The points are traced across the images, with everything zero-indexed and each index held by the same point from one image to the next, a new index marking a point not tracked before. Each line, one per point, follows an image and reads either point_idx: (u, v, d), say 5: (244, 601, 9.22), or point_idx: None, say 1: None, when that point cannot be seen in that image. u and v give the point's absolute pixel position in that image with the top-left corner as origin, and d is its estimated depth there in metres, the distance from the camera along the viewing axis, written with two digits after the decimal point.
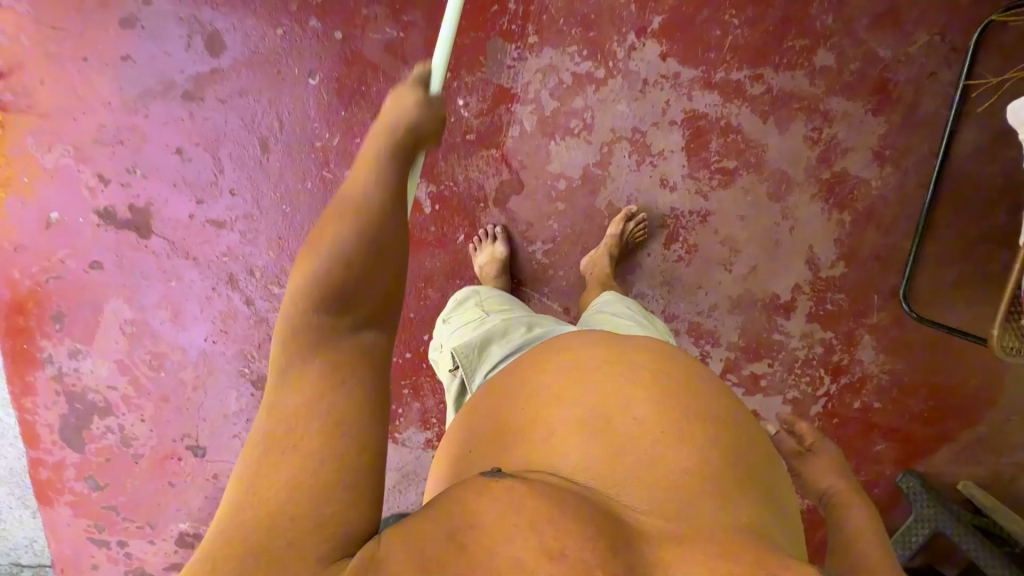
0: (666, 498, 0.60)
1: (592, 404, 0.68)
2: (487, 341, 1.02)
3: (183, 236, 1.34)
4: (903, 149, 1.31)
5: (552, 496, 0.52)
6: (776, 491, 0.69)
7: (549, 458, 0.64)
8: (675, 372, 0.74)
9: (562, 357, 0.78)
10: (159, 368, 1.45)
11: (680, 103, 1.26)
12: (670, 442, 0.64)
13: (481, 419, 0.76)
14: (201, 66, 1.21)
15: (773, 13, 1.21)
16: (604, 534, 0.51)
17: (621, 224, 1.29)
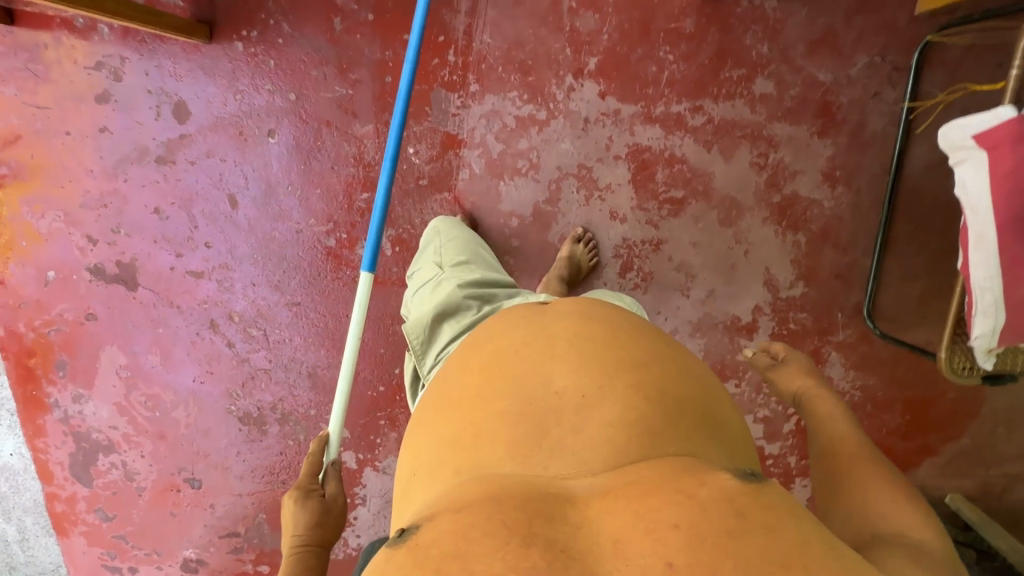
0: (598, 462, 0.54)
1: (506, 386, 0.62)
2: (436, 324, 1.03)
3: (166, 286, 1.44)
4: (853, 168, 1.32)
5: (456, 522, 0.45)
6: (723, 424, 0.64)
7: (470, 461, 0.57)
8: (584, 322, 0.68)
9: (474, 348, 0.71)
10: (154, 408, 1.56)
11: (622, 138, 1.29)
12: (592, 403, 0.59)
13: (412, 436, 0.69)
14: (170, 133, 1.30)
15: (708, 46, 1.23)
16: (519, 528, 0.44)
17: (570, 246, 1.32)
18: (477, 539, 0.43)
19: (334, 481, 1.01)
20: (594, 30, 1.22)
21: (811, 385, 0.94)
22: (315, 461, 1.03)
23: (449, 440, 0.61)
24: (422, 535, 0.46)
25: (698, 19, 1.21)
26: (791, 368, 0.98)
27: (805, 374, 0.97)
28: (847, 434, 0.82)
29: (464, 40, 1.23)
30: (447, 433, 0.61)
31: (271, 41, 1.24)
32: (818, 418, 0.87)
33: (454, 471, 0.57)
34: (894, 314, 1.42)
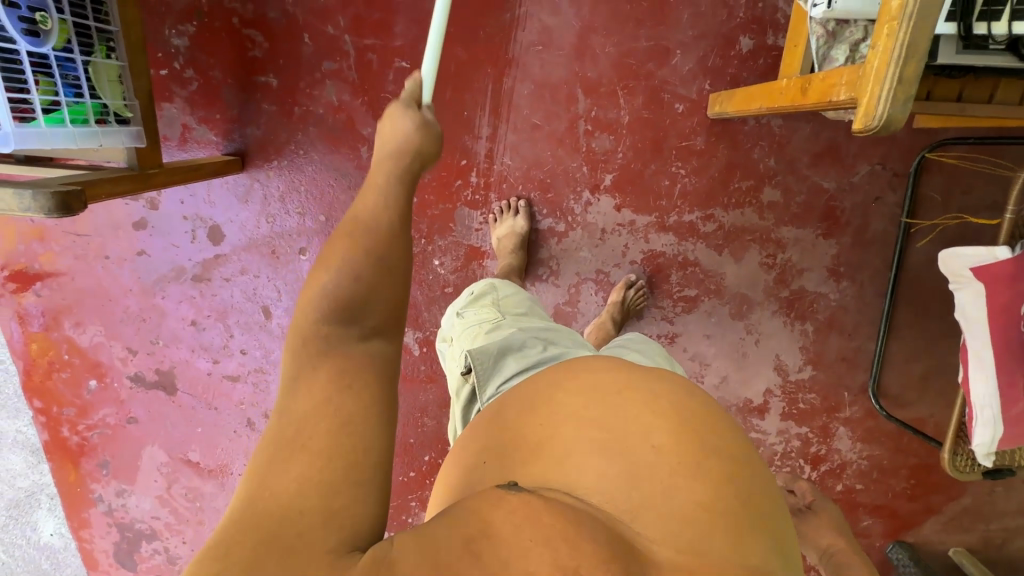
0: (680, 532, 0.55)
1: (606, 425, 0.63)
2: (502, 355, 0.97)
3: (204, 389, 1.50)
4: (856, 264, 1.38)
5: (562, 517, 0.52)
6: (792, 518, 0.65)
7: (554, 477, 0.60)
8: (692, 398, 0.68)
9: (573, 373, 0.73)
10: (195, 498, 1.62)
11: (638, 246, 1.35)
12: (687, 474, 0.59)
13: (485, 429, 0.71)
14: (205, 253, 1.36)
15: (718, 161, 1.29)
16: (615, 553, 0.51)
17: (621, 292, 1.34)
18: (579, 542, 0.50)
19: (424, 138, 0.74)
20: (609, 150, 1.27)
21: (844, 546, 0.91)
22: (409, 108, 0.74)
23: (537, 444, 0.63)
24: (531, 505, 0.52)
25: (708, 137, 1.27)
26: (820, 523, 0.95)
27: (836, 532, 0.93)
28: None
29: (485, 162, 1.28)
30: (535, 443, 0.64)
31: (300, 167, 1.29)
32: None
33: (535, 478, 0.60)
34: (899, 393, 1.49)
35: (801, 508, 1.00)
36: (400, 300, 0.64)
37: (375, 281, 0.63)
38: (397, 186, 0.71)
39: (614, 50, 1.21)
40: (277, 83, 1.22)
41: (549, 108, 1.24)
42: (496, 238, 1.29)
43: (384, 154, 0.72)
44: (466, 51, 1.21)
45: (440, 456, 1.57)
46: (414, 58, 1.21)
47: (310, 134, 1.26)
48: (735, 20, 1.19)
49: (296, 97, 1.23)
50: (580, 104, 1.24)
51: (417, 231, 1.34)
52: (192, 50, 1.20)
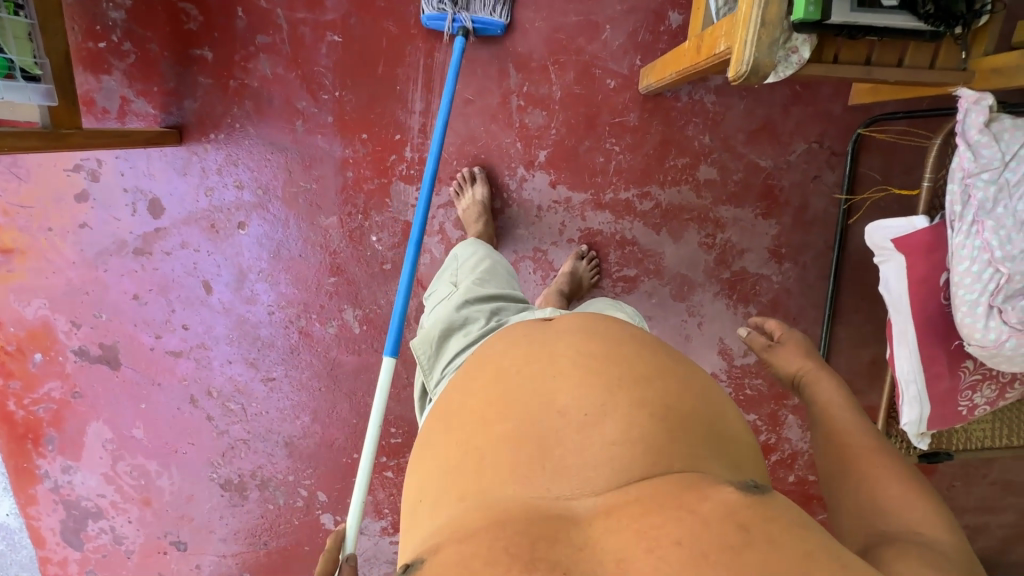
0: (606, 479, 0.51)
1: (505, 409, 0.57)
2: (444, 339, 0.97)
3: (148, 364, 1.50)
4: (799, 245, 1.36)
5: (460, 556, 0.44)
6: (733, 434, 0.60)
7: (473, 484, 0.52)
8: (583, 339, 0.63)
9: (477, 366, 0.66)
10: (140, 477, 1.61)
11: (575, 224, 1.34)
12: (595, 422, 0.54)
13: (414, 454, 0.65)
14: (146, 227, 1.38)
15: (652, 137, 1.28)
16: (520, 553, 0.43)
17: (574, 261, 1.32)
18: (480, 570, 0.42)
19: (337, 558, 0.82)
20: (542, 125, 1.27)
21: (813, 366, 0.84)
22: (315, 552, 0.82)
23: (452, 462, 0.56)
24: (429, 569, 0.44)
25: (642, 113, 1.27)
26: (789, 347, 0.89)
27: (805, 356, 0.87)
28: (852, 420, 0.73)
29: (419, 136, 1.29)
30: (446, 451, 0.58)
31: (236, 140, 1.30)
32: (821, 404, 0.77)
33: (455, 497, 0.53)
34: (848, 379, 1.46)
35: (769, 345, 0.93)
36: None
37: None
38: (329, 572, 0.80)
39: (544, 24, 1.22)
40: (212, 57, 1.25)
41: (480, 83, 1.25)
42: (461, 210, 1.29)
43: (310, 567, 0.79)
44: (397, 26, 1.23)
45: (382, 438, 1.56)
46: (347, 33, 1.23)
47: (245, 108, 1.28)
48: None
49: (232, 71, 1.25)
50: (511, 79, 1.25)
51: (353, 206, 1.35)
52: (129, 24, 1.22)
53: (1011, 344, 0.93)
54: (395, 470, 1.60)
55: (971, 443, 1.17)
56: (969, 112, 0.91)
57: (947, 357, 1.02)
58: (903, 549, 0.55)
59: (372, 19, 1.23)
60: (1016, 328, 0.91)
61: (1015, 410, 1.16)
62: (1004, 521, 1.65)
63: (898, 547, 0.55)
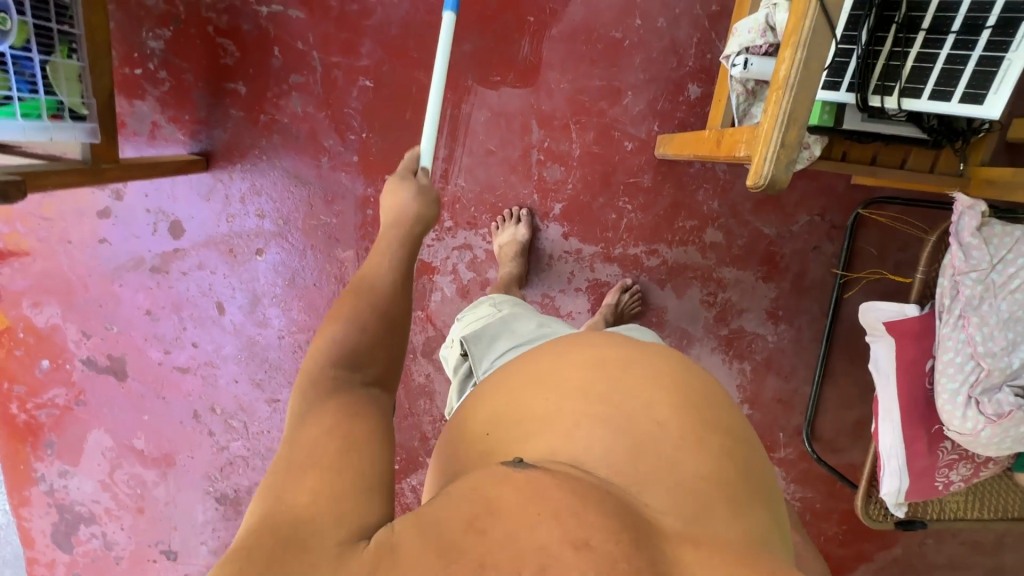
0: (684, 502, 0.55)
1: (610, 395, 0.62)
2: (497, 336, 0.99)
3: (154, 377, 1.53)
4: (795, 309, 1.42)
5: (573, 490, 0.51)
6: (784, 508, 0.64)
7: (565, 452, 0.58)
8: (686, 375, 0.67)
9: (576, 347, 0.71)
10: (136, 486, 1.64)
11: (583, 274, 1.39)
12: (690, 450, 0.58)
13: (484, 399, 0.70)
14: (165, 247, 1.41)
15: (663, 199, 1.34)
16: (625, 526, 0.50)
17: (616, 295, 1.37)
18: (591, 514, 0.49)
19: (423, 206, 0.85)
20: (560, 180, 1.33)
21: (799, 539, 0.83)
22: (405, 178, 0.87)
23: (547, 418, 0.62)
24: (541, 479, 0.51)
25: (655, 176, 1.32)
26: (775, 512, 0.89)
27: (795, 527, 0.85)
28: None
29: (439, 181, 1.34)
30: (540, 408, 0.63)
31: (262, 171, 1.34)
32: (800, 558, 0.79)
33: (545, 451, 0.59)
34: (832, 438, 1.52)
35: None
36: (396, 357, 0.71)
37: (373, 339, 0.69)
38: (399, 249, 0.81)
39: (568, 86, 1.27)
40: (245, 91, 1.28)
41: (503, 136, 1.30)
42: (499, 244, 1.33)
43: (391, 233, 0.82)
44: (427, 77, 1.28)
45: None
46: (378, 79, 1.27)
47: (273, 141, 1.31)
48: (684, 68, 1.25)
49: (263, 106, 1.29)
50: (534, 135, 1.30)
51: (370, 242, 1.39)
52: (166, 53, 1.26)
53: (987, 433, 0.99)
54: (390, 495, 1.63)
55: (944, 513, 1.23)
56: (963, 216, 0.97)
57: (927, 437, 1.08)
58: None
59: (404, 68, 1.27)
60: (992, 420, 0.97)
61: (987, 485, 1.23)
62: None
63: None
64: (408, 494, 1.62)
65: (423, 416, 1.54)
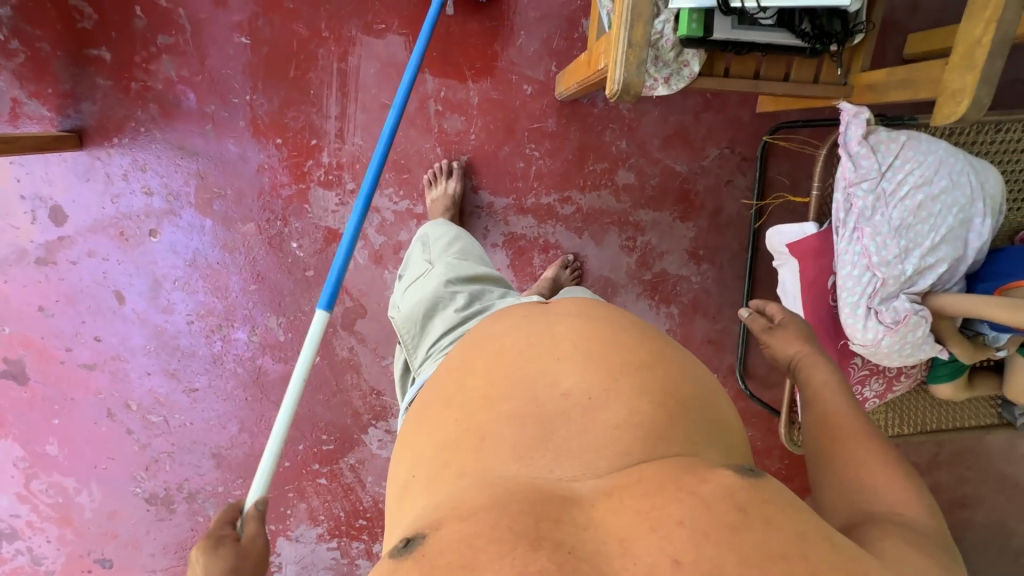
0: (604, 455, 0.55)
1: (512, 394, 0.61)
2: (427, 319, 0.97)
3: (58, 378, 1.43)
4: (715, 247, 1.41)
5: (463, 530, 0.46)
6: (728, 429, 0.64)
7: (477, 464, 0.56)
8: (586, 328, 0.67)
9: (477, 350, 0.70)
10: (57, 494, 1.55)
11: (498, 228, 1.35)
12: (598, 404, 0.58)
13: (413, 434, 0.68)
14: (49, 236, 1.31)
15: (569, 143, 1.30)
16: (529, 522, 0.46)
17: (558, 268, 1.33)
18: (484, 547, 0.44)
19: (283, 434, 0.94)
20: (461, 130, 1.28)
21: (811, 352, 0.82)
22: (281, 414, 0.95)
23: (457, 440, 0.60)
24: (432, 543, 0.46)
25: (559, 119, 1.28)
26: (788, 336, 0.86)
27: (804, 341, 0.85)
28: (842, 407, 0.69)
29: (335, 142, 1.27)
30: (454, 433, 0.61)
31: (142, 145, 1.25)
32: (814, 388, 0.74)
33: (459, 474, 0.57)
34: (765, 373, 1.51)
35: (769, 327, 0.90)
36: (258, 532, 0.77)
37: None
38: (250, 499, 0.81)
39: (458, 28, 1.21)
40: (111, 57, 1.19)
41: (396, 87, 1.24)
42: (430, 200, 1.28)
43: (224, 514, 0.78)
44: (307, 29, 1.20)
45: (315, 445, 1.54)
46: (255, 35, 1.20)
47: (150, 111, 1.23)
48: (576, 3, 1.21)
49: (133, 72, 1.20)
50: (428, 84, 1.24)
51: (271, 212, 1.32)
52: (15, 21, 1.15)
53: (887, 342, 0.99)
54: (329, 477, 1.58)
55: (867, 432, 1.24)
56: (850, 124, 0.96)
57: (838, 355, 1.08)
58: (881, 527, 0.54)
59: (281, 21, 1.19)
60: (890, 327, 0.97)
61: (905, 403, 1.24)
62: None
63: (880, 526, 0.54)
64: (348, 473, 1.58)
65: (352, 391, 1.50)
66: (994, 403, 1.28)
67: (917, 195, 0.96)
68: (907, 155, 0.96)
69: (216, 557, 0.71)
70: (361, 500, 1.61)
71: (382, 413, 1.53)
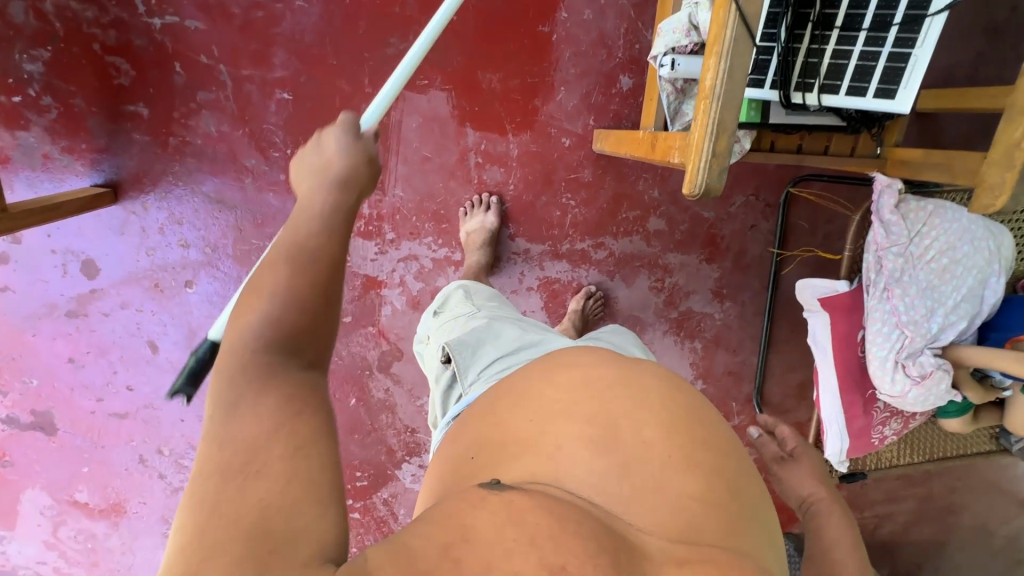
0: (674, 517, 0.55)
1: (597, 421, 0.62)
2: (481, 343, 0.98)
3: (89, 427, 1.42)
4: (738, 286, 1.48)
5: (550, 509, 0.49)
6: (776, 523, 0.64)
7: (547, 471, 0.58)
8: (676, 392, 0.69)
9: (563, 370, 0.72)
10: (85, 540, 1.53)
11: (533, 273, 1.39)
12: (680, 466, 0.59)
13: (474, 426, 0.70)
14: (79, 289, 1.29)
15: (604, 193, 1.34)
16: (605, 546, 0.47)
17: (581, 301, 1.38)
18: (567, 538, 0.46)
19: (359, 166, 0.64)
20: (500, 181, 1.30)
21: (824, 496, 0.80)
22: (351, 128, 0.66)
23: (532, 442, 0.62)
24: (518, 498, 0.49)
25: (596, 170, 1.32)
26: (803, 472, 0.85)
27: (817, 482, 0.83)
28: (848, 547, 0.72)
29: (376, 194, 1.28)
30: (527, 433, 0.63)
31: (180, 199, 1.24)
32: (818, 525, 0.76)
33: (527, 472, 0.59)
34: (781, 402, 1.60)
35: (782, 459, 0.90)
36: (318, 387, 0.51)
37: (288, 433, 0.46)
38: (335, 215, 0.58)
39: (499, 85, 1.23)
40: (148, 113, 1.17)
41: (438, 141, 1.26)
42: (466, 232, 1.30)
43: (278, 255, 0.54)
44: (349, 85, 1.20)
45: (348, 481, 1.57)
46: (297, 90, 1.19)
47: (188, 165, 1.22)
48: (614, 60, 1.24)
49: (171, 128, 1.19)
50: (469, 138, 1.26)
51: None
52: (48, 77, 1.12)
53: (913, 394, 1.07)
54: (362, 511, 1.62)
55: (881, 462, 1.33)
56: (883, 195, 1.03)
57: (863, 401, 1.16)
58: None
59: (323, 77, 1.19)
60: (917, 381, 1.06)
61: (916, 435, 1.34)
62: (904, 509, 1.92)
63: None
64: (381, 507, 1.61)
65: (387, 430, 1.52)
66: (991, 431, 1.39)
67: (942, 259, 1.04)
68: (934, 223, 1.04)
69: (359, 141, 0.66)
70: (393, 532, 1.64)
71: (416, 449, 1.56)
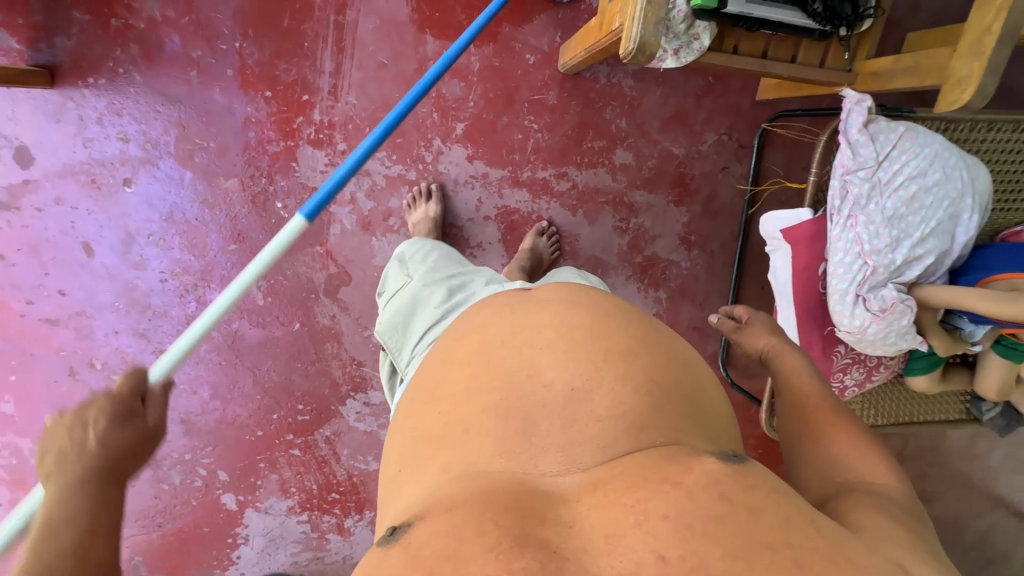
0: (587, 445, 0.55)
1: (496, 385, 0.60)
2: (410, 321, 0.96)
3: (17, 332, 1.33)
4: (706, 234, 1.41)
5: (451, 516, 0.46)
6: (717, 421, 0.64)
7: (461, 457, 0.57)
8: (572, 311, 0.67)
9: (461, 340, 0.69)
10: (11, 456, 1.42)
11: (491, 200, 1.32)
12: (583, 395, 0.58)
13: (401, 425, 0.69)
14: (12, 178, 1.22)
15: (569, 118, 1.28)
16: (511, 523, 0.45)
17: (533, 239, 1.31)
18: (468, 538, 0.44)
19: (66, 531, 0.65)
20: (460, 97, 1.25)
21: (778, 342, 0.85)
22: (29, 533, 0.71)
23: (442, 434, 0.60)
24: (416, 535, 0.46)
25: (560, 92, 1.27)
26: (757, 330, 0.89)
27: (771, 332, 0.88)
28: (813, 388, 0.75)
29: (328, 98, 1.22)
30: (439, 426, 0.61)
31: (120, 88, 1.19)
32: (789, 374, 0.79)
33: (446, 464, 0.57)
34: (746, 363, 1.53)
35: (738, 328, 0.94)
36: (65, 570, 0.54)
37: None
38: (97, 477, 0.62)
39: None
40: None
41: (395, 47, 1.21)
42: (411, 222, 1.27)
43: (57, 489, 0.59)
44: None
45: (289, 415, 1.49)
46: None
47: (130, 52, 1.17)
48: None
49: (114, 8, 1.15)
50: (428, 46, 1.22)
51: (256, 168, 1.26)
52: None
53: (873, 329, 1.00)
54: (302, 448, 1.53)
55: None
56: (852, 112, 0.97)
57: (822, 342, 1.10)
58: (858, 496, 0.57)
59: None
60: (877, 315, 0.99)
61: (880, 394, 1.27)
62: None
63: (854, 495, 0.57)
64: (322, 445, 1.53)
65: (332, 360, 1.46)
66: (962, 398, 1.31)
67: (911, 186, 0.97)
68: (905, 146, 0.97)
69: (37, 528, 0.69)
70: (334, 474, 1.56)
71: (361, 384, 1.49)
